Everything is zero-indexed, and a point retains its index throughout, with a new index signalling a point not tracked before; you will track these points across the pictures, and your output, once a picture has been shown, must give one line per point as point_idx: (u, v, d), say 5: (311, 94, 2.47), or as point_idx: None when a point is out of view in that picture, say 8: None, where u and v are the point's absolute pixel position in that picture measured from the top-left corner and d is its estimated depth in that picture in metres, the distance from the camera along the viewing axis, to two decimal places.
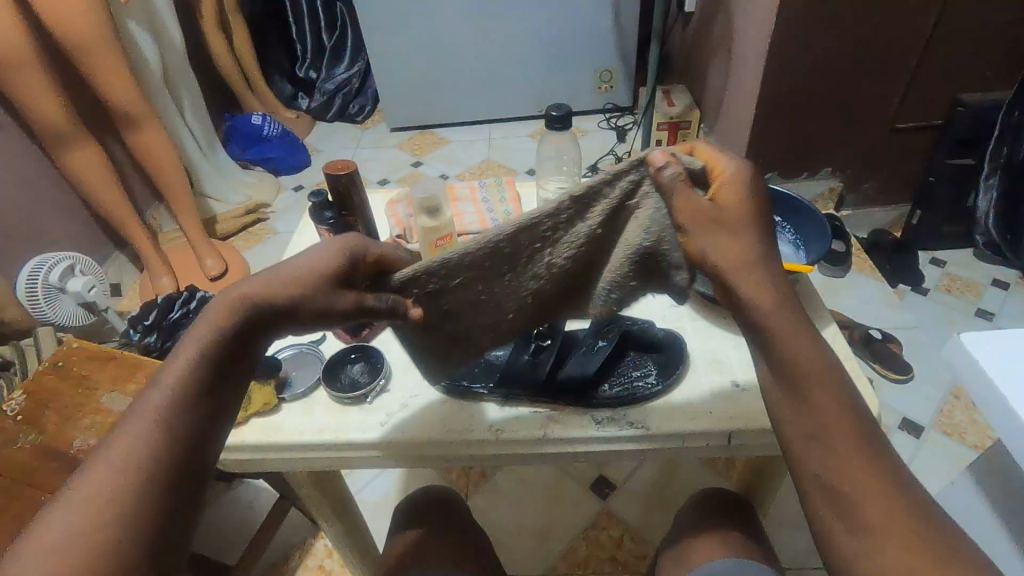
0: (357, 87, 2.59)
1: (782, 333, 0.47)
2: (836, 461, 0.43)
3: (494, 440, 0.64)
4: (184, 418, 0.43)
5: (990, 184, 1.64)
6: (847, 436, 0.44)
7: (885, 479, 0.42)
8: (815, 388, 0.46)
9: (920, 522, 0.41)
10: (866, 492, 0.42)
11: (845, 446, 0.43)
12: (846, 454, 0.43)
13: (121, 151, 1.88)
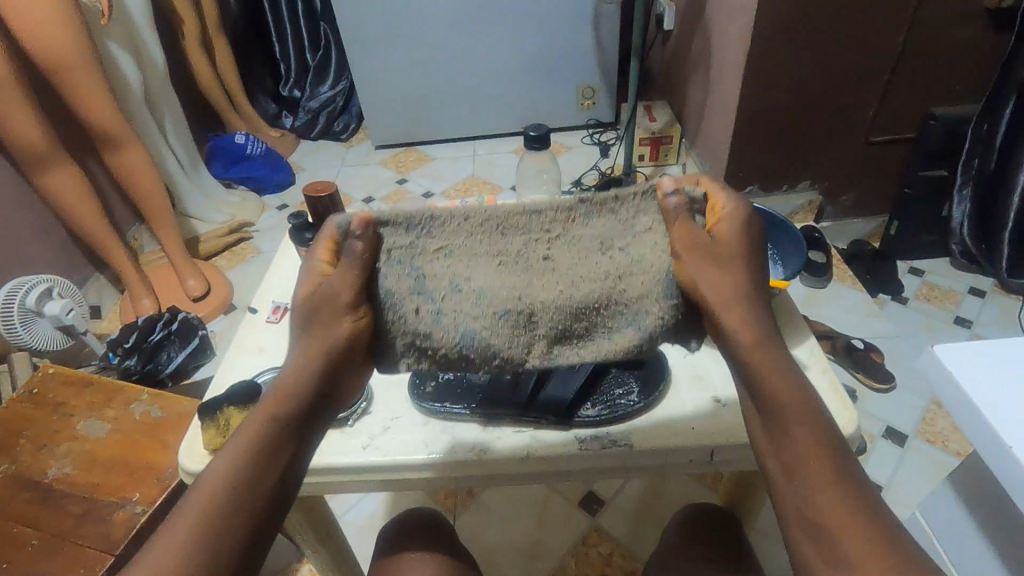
0: (341, 105, 2.60)
1: (765, 368, 0.49)
2: (811, 495, 0.45)
3: (476, 462, 0.63)
4: (249, 475, 0.46)
5: (964, 195, 1.72)
6: (823, 470, 0.46)
7: (861, 510, 0.44)
8: (794, 421, 0.48)
9: (897, 554, 0.42)
10: (841, 524, 0.44)
11: (822, 479, 0.45)
12: (823, 488, 0.45)
13: (102, 172, 1.86)
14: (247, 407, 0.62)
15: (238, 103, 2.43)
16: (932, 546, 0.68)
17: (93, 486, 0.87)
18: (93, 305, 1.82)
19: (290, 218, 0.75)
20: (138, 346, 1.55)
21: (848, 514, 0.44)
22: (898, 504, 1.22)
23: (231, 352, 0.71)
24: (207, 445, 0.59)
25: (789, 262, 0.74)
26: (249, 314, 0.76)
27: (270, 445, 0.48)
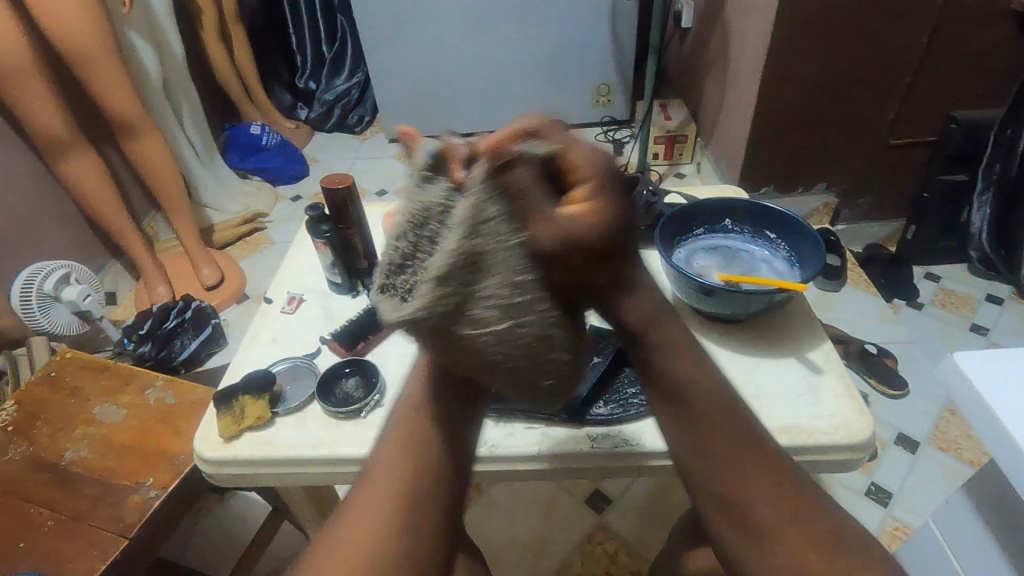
0: (356, 98, 2.60)
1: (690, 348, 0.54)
2: (748, 474, 0.51)
3: (488, 458, 0.64)
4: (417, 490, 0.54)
5: (985, 201, 1.67)
6: (758, 453, 0.51)
7: (793, 492, 0.50)
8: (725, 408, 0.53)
9: (821, 528, 0.49)
10: (771, 501, 0.49)
11: (756, 463, 0.51)
12: (757, 471, 0.51)
13: (120, 161, 1.89)
14: (262, 397, 0.62)
15: (254, 94, 2.44)
16: (946, 556, 0.67)
17: (109, 469, 0.88)
18: (109, 292, 1.85)
19: (308, 209, 0.74)
20: (151, 333, 1.55)
21: (782, 502, 0.50)
22: (908, 511, 1.21)
23: (247, 341, 0.72)
24: (222, 433, 0.60)
25: (807, 263, 0.66)
26: (264, 304, 0.76)
27: (427, 450, 0.56)
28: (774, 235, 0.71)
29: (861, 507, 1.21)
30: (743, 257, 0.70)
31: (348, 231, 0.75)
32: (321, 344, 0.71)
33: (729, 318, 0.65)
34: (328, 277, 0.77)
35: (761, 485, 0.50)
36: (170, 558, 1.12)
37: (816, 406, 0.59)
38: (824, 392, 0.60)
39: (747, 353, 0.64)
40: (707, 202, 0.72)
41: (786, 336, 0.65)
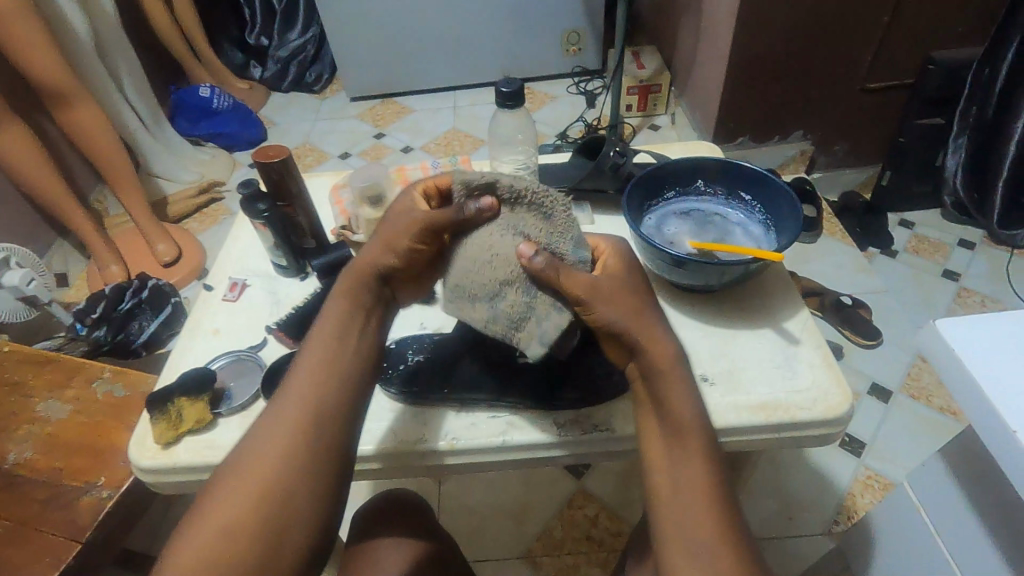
0: (312, 54, 2.45)
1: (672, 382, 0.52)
2: (685, 485, 0.49)
3: (448, 453, 0.57)
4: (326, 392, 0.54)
5: (960, 144, 1.65)
6: (694, 462, 0.49)
7: (716, 497, 0.48)
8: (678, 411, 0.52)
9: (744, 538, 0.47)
10: (697, 502, 0.48)
11: (694, 472, 0.49)
12: (693, 480, 0.49)
13: (57, 132, 1.75)
14: (201, 397, 0.57)
15: (201, 53, 2.27)
16: (918, 517, 0.66)
17: (57, 470, 0.83)
18: (58, 273, 1.74)
19: (239, 188, 0.67)
20: (106, 316, 1.47)
21: (704, 488, 0.48)
22: (880, 460, 1.23)
23: (185, 332, 0.66)
24: (158, 441, 0.54)
25: (784, 228, 0.62)
26: (203, 291, 0.70)
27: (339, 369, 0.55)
28: (749, 197, 0.67)
29: (835, 458, 1.23)
30: (717, 222, 0.66)
31: (288, 208, 0.68)
32: (267, 333, 0.65)
33: (702, 288, 0.61)
34: (272, 259, 0.71)
35: (679, 468, 0.50)
36: (142, 548, 1.09)
37: (793, 380, 0.56)
38: (802, 364, 0.57)
39: (722, 326, 0.60)
40: (679, 163, 0.67)
41: (764, 306, 0.62)
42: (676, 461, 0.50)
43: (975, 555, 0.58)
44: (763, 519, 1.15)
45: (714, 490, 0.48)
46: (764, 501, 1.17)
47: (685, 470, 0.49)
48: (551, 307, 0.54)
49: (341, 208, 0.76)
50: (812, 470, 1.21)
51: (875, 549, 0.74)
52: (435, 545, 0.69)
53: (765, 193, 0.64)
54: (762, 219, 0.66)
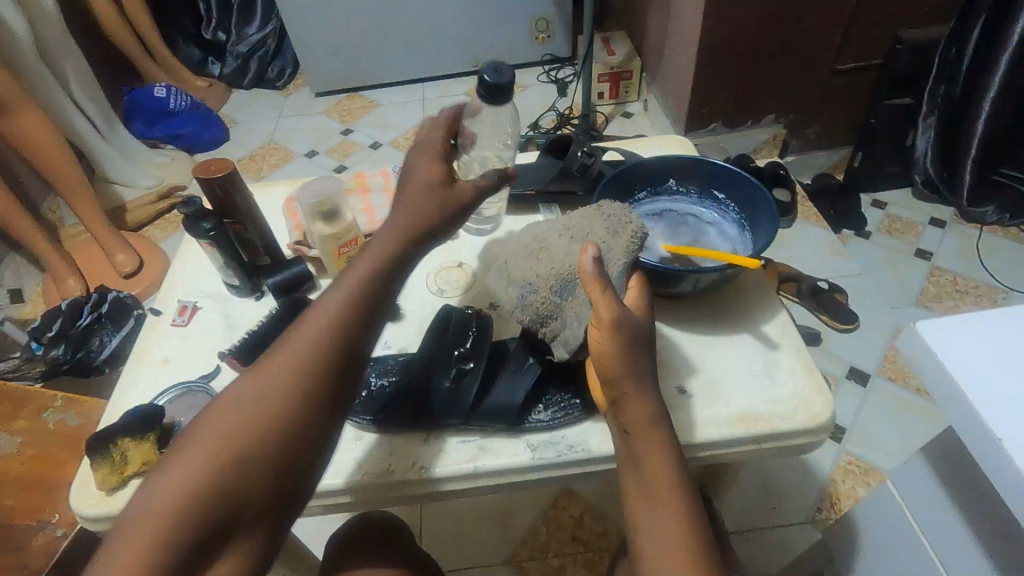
0: (273, 48, 2.36)
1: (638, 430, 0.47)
2: (662, 550, 0.44)
3: (418, 482, 0.54)
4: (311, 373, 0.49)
5: (929, 124, 1.67)
6: (673, 523, 0.45)
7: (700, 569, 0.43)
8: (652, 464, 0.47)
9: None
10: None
11: (673, 535, 0.44)
12: (672, 547, 0.44)
13: (2, 139, 1.65)
14: (147, 438, 0.53)
15: (155, 51, 2.18)
16: (902, 514, 0.65)
17: None
18: (11, 289, 1.66)
19: (180, 206, 0.61)
20: (64, 333, 1.39)
21: (684, 548, 0.44)
22: (861, 445, 1.23)
23: (132, 364, 0.62)
24: (100, 486, 0.51)
25: (760, 225, 0.60)
26: (150, 317, 0.66)
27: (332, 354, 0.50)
28: (722, 195, 0.64)
29: (816, 445, 1.23)
30: (689, 224, 0.64)
31: (236, 224, 0.64)
32: (219, 360, 0.61)
33: (675, 295, 0.59)
34: (223, 280, 0.67)
35: (659, 523, 0.45)
36: None
37: (772, 388, 0.54)
38: (781, 372, 0.55)
39: (697, 333, 0.58)
40: (648, 162, 0.64)
41: (740, 309, 0.59)
42: (650, 507, 0.46)
43: (960, 555, 0.58)
44: (748, 510, 1.14)
45: (692, 534, 0.45)
46: (748, 493, 1.16)
47: (667, 528, 0.45)
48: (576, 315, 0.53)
49: (296, 222, 0.72)
50: (794, 458, 1.21)
51: (859, 546, 0.73)
52: (413, 568, 0.66)
53: (740, 189, 0.62)
54: (737, 217, 0.63)
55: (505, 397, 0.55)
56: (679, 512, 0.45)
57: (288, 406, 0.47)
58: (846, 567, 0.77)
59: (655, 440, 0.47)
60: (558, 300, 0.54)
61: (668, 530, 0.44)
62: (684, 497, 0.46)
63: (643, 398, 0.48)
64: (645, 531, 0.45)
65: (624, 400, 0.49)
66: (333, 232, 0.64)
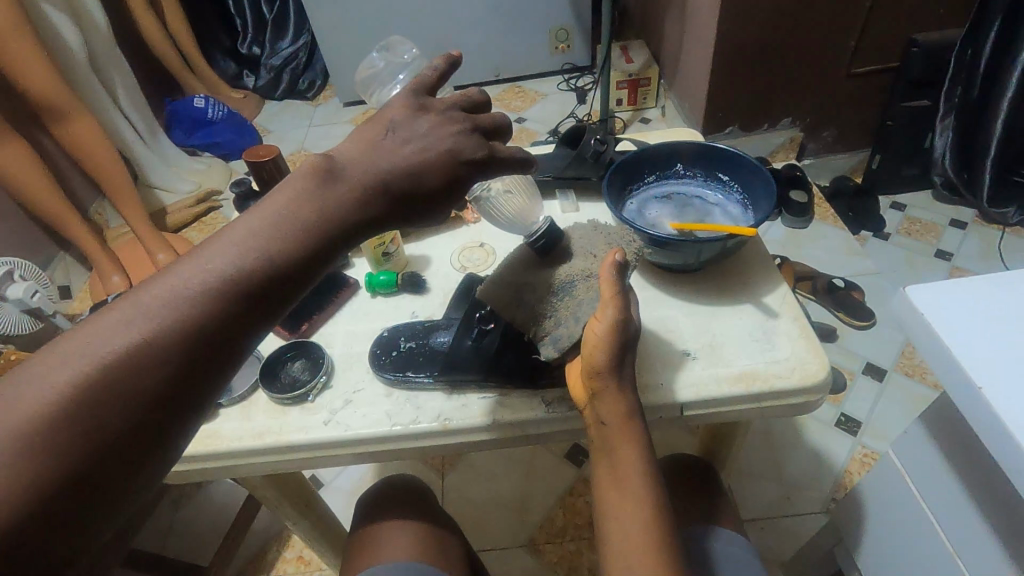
0: (305, 61, 2.48)
1: (611, 419, 0.51)
2: (622, 535, 0.49)
3: (441, 433, 0.59)
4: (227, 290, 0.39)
5: (947, 125, 1.68)
6: (633, 513, 0.49)
7: (658, 555, 0.48)
8: (622, 453, 0.51)
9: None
10: (639, 562, 0.47)
11: (633, 525, 0.49)
12: (632, 533, 0.49)
13: (55, 146, 1.77)
14: None
15: (195, 65, 2.30)
16: (903, 482, 0.67)
17: None
18: (61, 286, 1.76)
19: (230, 187, 0.69)
20: None
21: (643, 540, 0.48)
22: (877, 438, 1.24)
23: None
24: None
25: (759, 204, 0.64)
26: None
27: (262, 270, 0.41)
28: (726, 177, 0.68)
29: (831, 437, 1.25)
30: (695, 204, 0.68)
31: None
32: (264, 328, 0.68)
33: (681, 269, 0.63)
34: None
35: (622, 511, 0.50)
36: (153, 550, 1.10)
37: (771, 351, 0.57)
38: (780, 336, 0.59)
39: (702, 302, 0.62)
40: (658, 146, 0.68)
41: (744, 281, 0.63)
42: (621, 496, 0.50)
43: (959, 515, 0.60)
44: (764, 499, 1.16)
45: (654, 522, 0.49)
46: (763, 483, 1.18)
47: (628, 518, 0.49)
48: (570, 316, 0.55)
49: None
50: (809, 450, 1.23)
51: (866, 519, 0.76)
52: (434, 525, 0.71)
53: (742, 172, 0.66)
54: (740, 198, 0.68)
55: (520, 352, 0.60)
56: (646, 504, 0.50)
57: (152, 366, 0.36)
58: (856, 542, 0.79)
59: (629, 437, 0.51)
60: (555, 301, 0.56)
61: (631, 517, 0.49)
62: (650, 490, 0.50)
63: (620, 398, 0.51)
64: (616, 518, 0.50)
65: (602, 392, 0.52)
66: None
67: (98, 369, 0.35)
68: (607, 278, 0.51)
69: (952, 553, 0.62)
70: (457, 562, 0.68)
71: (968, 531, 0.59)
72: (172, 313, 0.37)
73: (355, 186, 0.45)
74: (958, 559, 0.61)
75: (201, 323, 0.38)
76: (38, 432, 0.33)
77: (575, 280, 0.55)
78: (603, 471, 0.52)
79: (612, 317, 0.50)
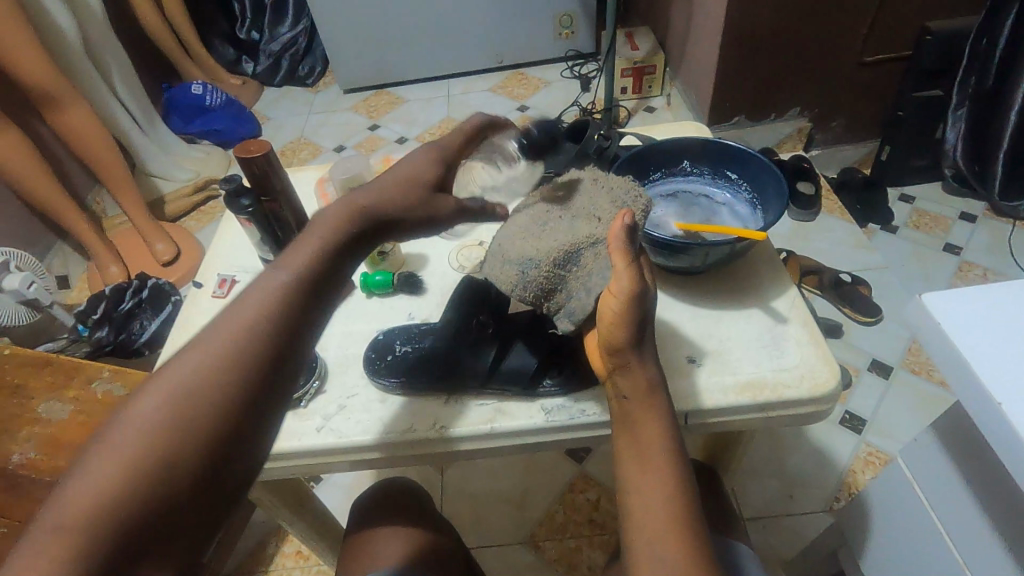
0: (304, 47, 2.44)
1: (636, 392, 0.49)
2: (643, 507, 0.45)
3: (439, 440, 0.58)
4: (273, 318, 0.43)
5: (959, 117, 1.63)
6: (658, 488, 0.45)
7: (684, 529, 0.44)
8: (643, 427, 0.48)
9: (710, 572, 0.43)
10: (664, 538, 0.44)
11: (656, 499, 0.45)
12: (654, 508, 0.45)
13: (51, 134, 1.75)
14: None
15: (192, 50, 2.26)
16: (912, 491, 0.66)
17: (60, 471, 0.84)
18: (59, 276, 1.75)
19: (221, 184, 0.66)
20: (107, 316, 1.46)
21: (666, 518, 0.44)
22: (882, 437, 1.23)
23: (176, 331, 0.66)
24: None
25: (770, 206, 0.62)
26: (192, 289, 0.70)
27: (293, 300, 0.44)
28: (734, 175, 0.66)
29: (835, 436, 1.23)
30: (702, 203, 0.66)
31: (273, 203, 0.68)
32: None
33: (689, 271, 0.61)
34: (260, 255, 0.71)
35: (644, 486, 0.46)
36: None
37: (780, 359, 0.55)
38: (789, 342, 0.57)
39: (709, 307, 0.60)
40: (664, 143, 0.66)
41: (752, 286, 0.61)
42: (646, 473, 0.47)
43: (969, 526, 0.58)
44: (765, 497, 1.15)
45: (678, 500, 0.45)
46: (765, 481, 1.17)
47: (648, 492, 0.45)
48: (580, 288, 0.53)
49: (327, 202, 0.75)
50: (813, 448, 1.21)
51: (871, 525, 0.74)
52: (430, 529, 0.70)
53: (752, 172, 0.64)
54: (749, 198, 0.65)
55: (520, 358, 0.59)
56: (673, 481, 0.46)
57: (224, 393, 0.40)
58: (860, 547, 0.78)
59: (653, 415, 0.48)
60: (561, 273, 0.54)
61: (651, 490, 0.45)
62: (677, 467, 0.47)
63: (643, 373, 0.49)
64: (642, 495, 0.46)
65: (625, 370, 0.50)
66: None
67: (171, 412, 0.38)
68: (617, 245, 0.49)
69: (962, 564, 0.60)
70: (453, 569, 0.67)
71: (980, 544, 0.57)
72: (229, 355, 0.41)
73: (354, 222, 0.50)
74: (969, 572, 0.59)
75: (257, 353, 0.42)
76: (123, 477, 0.35)
77: (580, 248, 0.53)
78: (627, 447, 0.48)
79: (626, 291, 0.48)
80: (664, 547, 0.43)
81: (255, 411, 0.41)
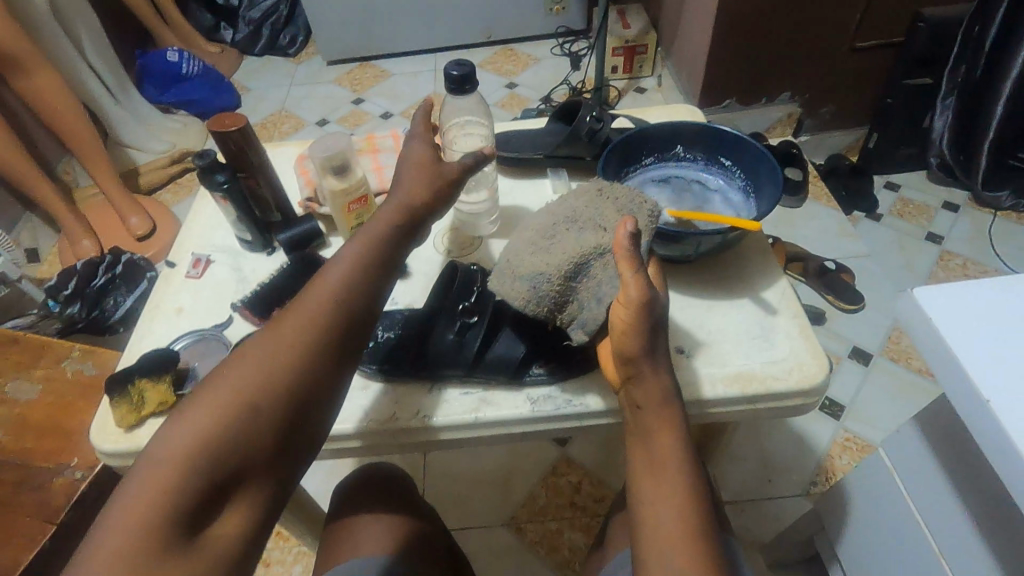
0: (285, 15, 2.35)
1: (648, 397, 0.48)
2: (656, 515, 0.45)
3: (422, 430, 0.56)
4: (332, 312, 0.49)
5: (948, 105, 1.63)
6: (671, 496, 0.45)
7: (697, 537, 0.43)
8: (660, 437, 0.48)
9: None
10: (675, 545, 0.43)
11: (668, 507, 0.45)
12: (667, 515, 0.44)
13: (17, 99, 1.67)
14: (163, 379, 0.55)
15: (167, 15, 2.17)
16: (891, 480, 0.67)
17: (27, 452, 0.81)
18: (28, 249, 1.69)
19: (194, 158, 0.62)
20: (79, 291, 1.41)
21: (682, 527, 0.44)
22: (859, 422, 1.24)
23: (147, 313, 0.63)
24: (119, 424, 0.52)
25: (763, 194, 0.60)
26: (164, 269, 0.67)
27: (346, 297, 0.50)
28: (728, 162, 0.64)
29: (814, 421, 1.25)
30: (694, 190, 0.64)
31: (250, 179, 0.65)
32: (233, 312, 0.63)
33: (680, 259, 0.60)
34: (237, 234, 0.68)
35: (660, 496, 0.45)
36: None
37: (769, 351, 0.55)
38: (779, 334, 0.56)
39: (699, 296, 0.59)
40: (656, 127, 0.64)
41: (743, 276, 0.60)
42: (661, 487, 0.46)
43: (945, 517, 0.59)
44: (745, 481, 1.17)
45: (692, 509, 0.45)
46: (744, 465, 1.18)
47: (664, 502, 0.45)
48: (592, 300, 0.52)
49: (308, 178, 0.73)
50: (792, 433, 1.23)
51: (849, 512, 0.75)
52: (413, 516, 0.69)
53: (747, 158, 0.62)
54: (742, 185, 0.64)
55: (506, 347, 0.57)
56: (689, 495, 0.45)
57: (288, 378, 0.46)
58: (837, 533, 0.79)
59: (669, 426, 0.47)
60: (572, 285, 0.53)
61: (667, 499, 0.45)
62: (691, 481, 0.46)
63: (660, 383, 0.49)
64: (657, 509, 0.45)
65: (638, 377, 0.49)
66: (343, 187, 0.60)
67: (230, 410, 0.43)
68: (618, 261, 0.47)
69: (937, 553, 0.61)
70: (434, 556, 0.66)
71: (955, 535, 0.58)
72: (262, 380, 0.45)
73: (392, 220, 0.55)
74: (943, 560, 0.60)
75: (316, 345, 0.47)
76: (206, 440, 0.42)
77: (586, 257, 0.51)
78: (641, 459, 0.48)
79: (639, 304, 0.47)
80: (677, 557, 0.43)
81: (312, 396, 0.47)
